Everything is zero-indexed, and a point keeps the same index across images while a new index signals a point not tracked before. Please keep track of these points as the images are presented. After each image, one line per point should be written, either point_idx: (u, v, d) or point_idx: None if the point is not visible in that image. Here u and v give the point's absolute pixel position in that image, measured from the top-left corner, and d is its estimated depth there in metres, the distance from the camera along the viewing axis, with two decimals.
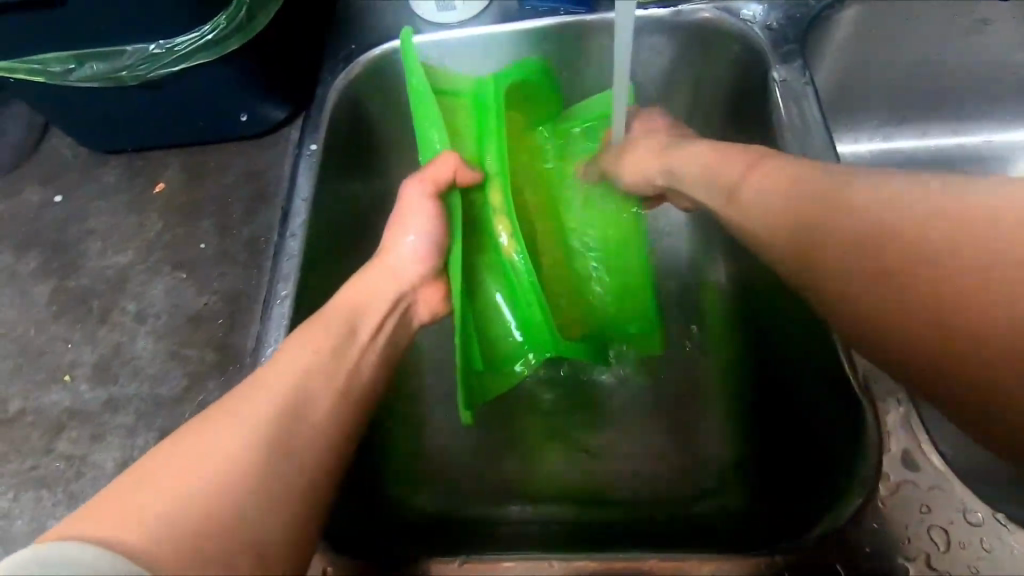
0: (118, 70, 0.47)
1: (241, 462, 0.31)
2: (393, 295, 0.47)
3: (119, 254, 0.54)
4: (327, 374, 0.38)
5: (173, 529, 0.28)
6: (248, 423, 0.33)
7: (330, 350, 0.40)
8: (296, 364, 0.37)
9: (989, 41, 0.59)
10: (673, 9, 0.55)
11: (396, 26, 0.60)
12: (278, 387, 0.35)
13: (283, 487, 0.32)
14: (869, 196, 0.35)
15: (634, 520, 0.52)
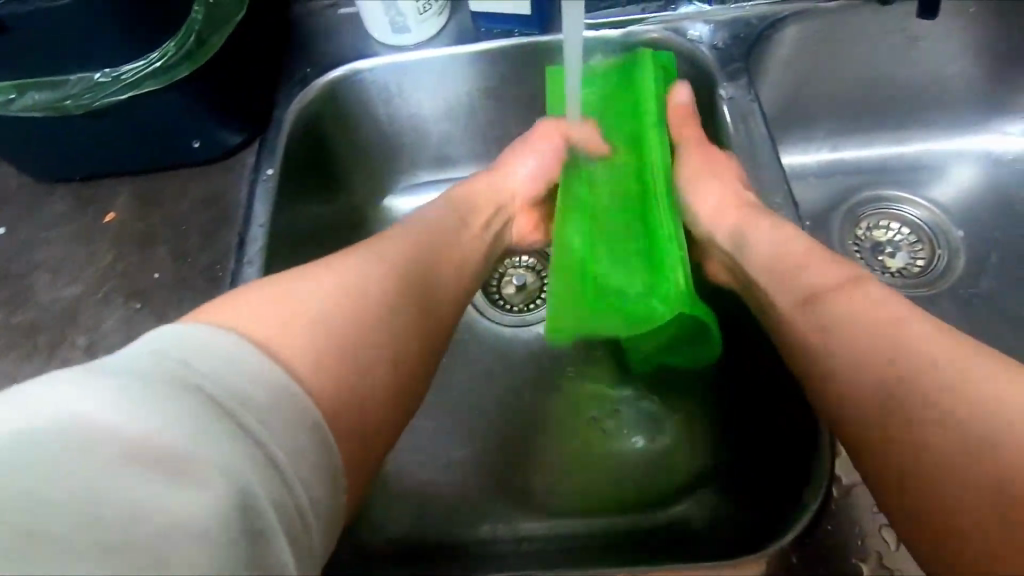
0: (61, 99, 0.46)
1: (350, 304, 0.39)
2: (490, 207, 0.55)
3: (71, 286, 0.52)
4: (425, 256, 0.46)
5: (317, 337, 0.36)
6: (358, 274, 0.41)
7: (427, 240, 0.47)
8: (401, 242, 0.45)
9: (922, 57, 0.62)
10: (623, 30, 0.57)
11: (355, 48, 0.60)
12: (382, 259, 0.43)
13: (399, 350, 0.40)
14: (947, 343, 0.36)
15: (622, 529, 0.53)
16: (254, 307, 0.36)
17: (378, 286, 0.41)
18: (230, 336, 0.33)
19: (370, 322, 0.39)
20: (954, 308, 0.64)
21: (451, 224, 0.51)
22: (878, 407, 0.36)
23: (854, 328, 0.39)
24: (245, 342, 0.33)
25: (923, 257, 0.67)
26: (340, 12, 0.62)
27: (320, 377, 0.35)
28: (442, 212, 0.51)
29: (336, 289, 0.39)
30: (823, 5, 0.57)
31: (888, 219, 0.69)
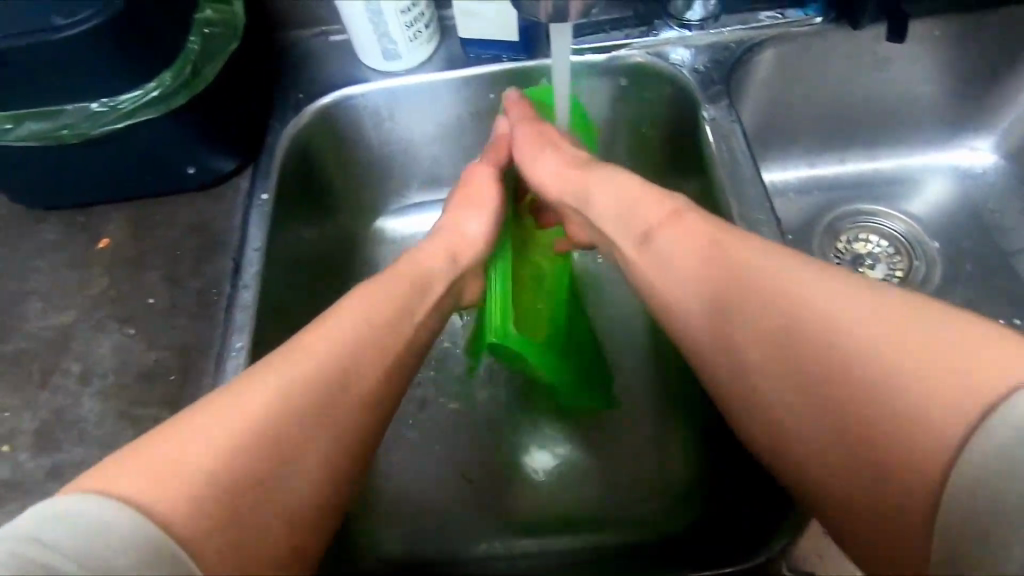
0: (59, 129, 0.47)
1: (268, 415, 0.36)
2: (446, 280, 0.51)
3: (63, 313, 0.52)
4: (354, 351, 0.41)
5: (217, 470, 0.33)
6: (267, 397, 0.36)
7: (359, 333, 0.42)
8: (319, 343, 0.40)
9: (892, 77, 0.65)
10: (607, 55, 0.59)
11: (346, 75, 0.62)
12: (292, 367, 0.38)
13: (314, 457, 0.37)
14: (807, 293, 0.38)
15: (626, 545, 0.54)
16: (152, 463, 0.33)
17: (289, 399, 0.37)
18: (95, 498, 0.31)
19: (277, 445, 0.35)
20: None
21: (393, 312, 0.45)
22: (787, 382, 0.37)
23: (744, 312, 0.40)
24: (120, 505, 0.31)
25: (901, 268, 0.69)
26: (330, 40, 0.64)
27: (209, 517, 0.32)
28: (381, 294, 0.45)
29: (234, 419, 0.35)
30: (796, 30, 0.60)
31: (867, 232, 0.71)
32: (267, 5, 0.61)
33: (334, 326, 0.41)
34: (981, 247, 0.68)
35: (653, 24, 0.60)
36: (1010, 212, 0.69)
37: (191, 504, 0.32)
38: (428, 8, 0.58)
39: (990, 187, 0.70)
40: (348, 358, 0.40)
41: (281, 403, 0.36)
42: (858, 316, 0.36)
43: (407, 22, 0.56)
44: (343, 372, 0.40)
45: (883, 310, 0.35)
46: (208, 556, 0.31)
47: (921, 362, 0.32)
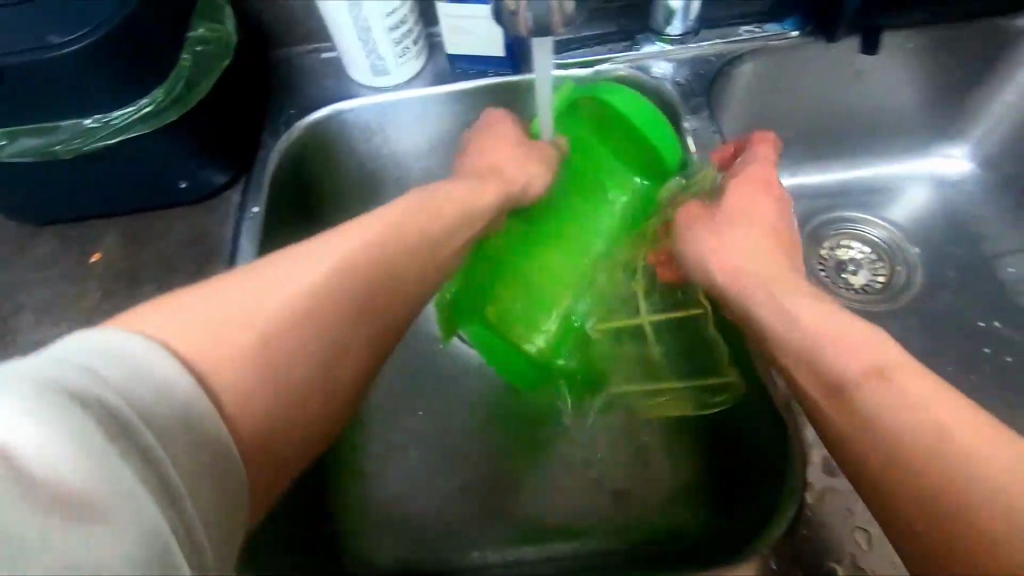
0: (52, 144, 0.47)
1: (309, 297, 0.36)
2: (487, 205, 0.49)
3: (57, 326, 0.53)
4: (390, 248, 0.41)
5: (259, 333, 0.34)
6: (305, 278, 0.36)
7: (393, 243, 0.42)
8: (355, 242, 0.40)
9: (869, 87, 0.67)
10: (591, 70, 0.61)
11: (337, 91, 0.63)
12: (330, 260, 0.38)
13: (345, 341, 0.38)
14: (894, 356, 0.36)
15: (619, 549, 0.54)
16: (199, 313, 0.33)
17: (328, 281, 0.37)
18: (147, 345, 0.29)
19: (310, 332, 0.36)
20: (915, 321, 0.67)
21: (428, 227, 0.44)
22: (878, 431, 0.34)
23: (791, 323, 0.40)
24: (165, 352, 0.30)
25: (884, 273, 0.70)
26: (322, 56, 0.65)
27: (251, 373, 0.33)
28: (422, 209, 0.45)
29: (275, 297, 0.35)
30: (773, 43, 0.61)
31: (850, 238, 0.73)
32: (259, 23, 0.62)
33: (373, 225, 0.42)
34: (960, 253, 0.70)
35: (636, 39, 0.62)
36: (987, 218, 0.71)
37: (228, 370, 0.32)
38: (417, 24, 0.59)
39: (968, 194, 0.72)
40: (388, 253, 0.41)
41: (324, 282, 0.37)
42: (938, 392, 0.34)
43: (396, 39, 0.58)
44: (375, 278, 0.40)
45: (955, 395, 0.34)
46: (242, 418, 0.32)
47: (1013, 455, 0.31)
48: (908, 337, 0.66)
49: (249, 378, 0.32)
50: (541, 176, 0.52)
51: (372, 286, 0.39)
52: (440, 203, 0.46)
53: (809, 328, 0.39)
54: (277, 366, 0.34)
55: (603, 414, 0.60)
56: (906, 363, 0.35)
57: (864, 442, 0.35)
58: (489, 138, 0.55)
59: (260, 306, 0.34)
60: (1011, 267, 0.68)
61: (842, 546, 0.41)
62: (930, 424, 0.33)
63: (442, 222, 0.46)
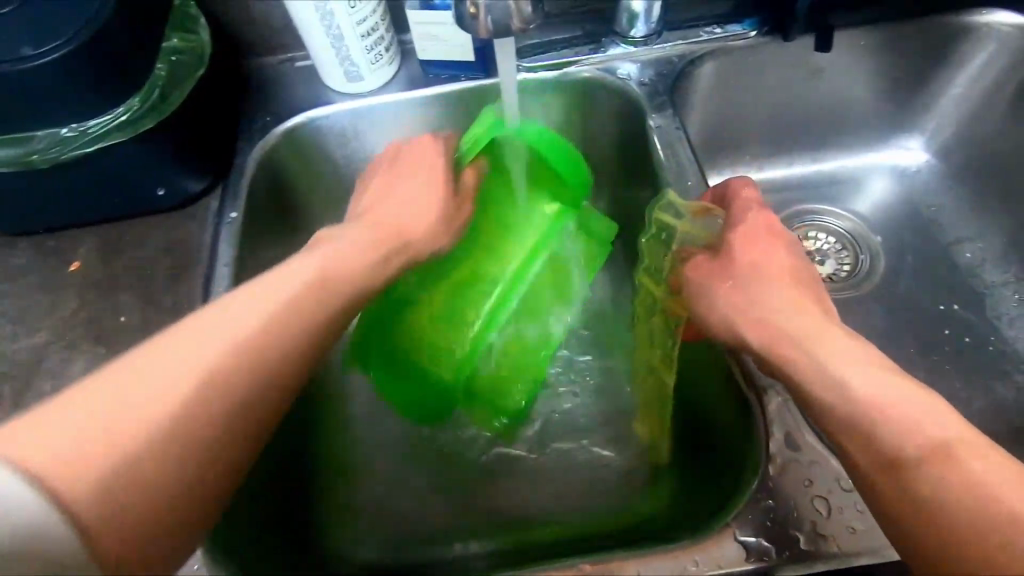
0: (28, 154, 0.48)
1: (185, 385, 0.33)
2: (379, 264, 0.46)
3: (35, 336, 0.53)
4: (277, 319, 0.38)
5: (121, 443, 0.30)
6: (177, 366, 0.33)
7: (283, 318, 0.38)
8: (227, 328, 0.36)
9: (826, 84, 0.70)
10: (559, 72, 0.63)
11: (311, 98, 0.64)
12: (204, 354, 0.34)
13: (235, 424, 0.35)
14: (909, 390, 0.35)
15: (594, 534, 0.55)
16: (55, 426, 0.30)
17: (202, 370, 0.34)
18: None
19: (190, 412, 0.33)
20: (878, 307, 0.70)
21: (326, 298, 0.42)
22: (896, 467, 0.33)
23: (800, 350, 0.39)
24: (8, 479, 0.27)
25: (849, 261, 0.73)
26: (296, 65, 0.67)
27: (122, 488, 0.30)
28: (315, 278, 0.42)
29: (136, 397, 0.32)
30: (732, 43, 0.64)
31: (815, 230, 0.76)
32: (233, 34, 0.64)
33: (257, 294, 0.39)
34: (918, 241, 0.73)
35: (602, 42, 0.65)
36: (944, 206, 0.74)
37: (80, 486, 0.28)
38: (388, 32, 0.61)
39: (924, 184, 0.75)
40: (270, 325, 0.37)
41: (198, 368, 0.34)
42: (950, 423, 0.33)
43: (367, 46, 0.59)
44: (261, 353, 0.37)
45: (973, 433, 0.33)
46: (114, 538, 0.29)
47: None
48: (871, 323, 0.69)
49: (118, 492, 0.29)
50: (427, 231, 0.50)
51: (257, 363, 0.36)
52: (331, 268, 0.43)
53: (874, 397, 0.35)
54: (134, 471, 0.30)
55: (581, 406, 0.62)
56: (974, 437, 0.33)
57: (883, 483, 0.34)
58: (387, 180, 0.52)
59: (123, 405, 0.31)
60: (968, 252, 0.71)
61: (802, 514, 0.41)
62: (999, 507, 0.30)
63: (339, 286, 0.43)
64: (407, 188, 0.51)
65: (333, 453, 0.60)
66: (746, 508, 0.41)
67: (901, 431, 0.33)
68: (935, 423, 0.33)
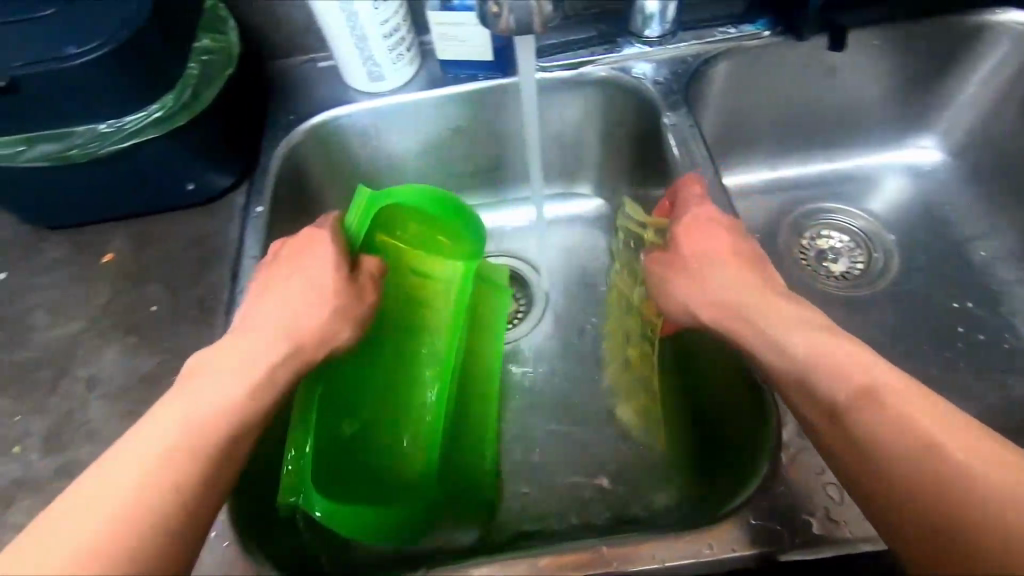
0: (68, 149, 0.50)
1: (108, 528, 0.31)
2: (280, 357, 0.42)
3: (71, 324, 0.55)
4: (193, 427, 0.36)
5: None
6: (90, 519, 0.31)
7: (163, 478, 0.33)
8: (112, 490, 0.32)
9: (840, 83, 0.70)
10: (574, 71, 0.65)
11: (334, 97, 0.66)
12: (74, 540, 0.31)
13: (185, 536, 0.33)
14: (849, 345, 0.38)
15: (609, 522, 0.56)
16: None
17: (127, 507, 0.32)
18: None
19: (127, 550, 0.31)
20: (892, 304, 0.70)
21: (203, 456, 0.35)
22: (842, 417, 0.35)
23: (747, 315, 0.43)
24: None
25: (862, 260, 0.74)
26: (319, 66, 0.69)
27: None
28: (186, 433, 0.35)
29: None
30: (745, 43, 0.65)
31: (828, 228, 0.76)
32: (259, 36, 0.66)
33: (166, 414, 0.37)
34: (932, 239, 0.73)
35: (617, 42, 0.66)
36: (958, 205, 0.74)
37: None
38: (410, 32, 0.63)
39: (938, 182, 0.75)
40: (184, 435, 0.35)
41: (118, 502, 0.32)
42: (886, 371, 0.36)
43: (390, 46, 0.61)
44: (147, 524, 0.32)
45: (911, 383, 0.35)
46: None
47: (968, 436, 0.32)
48: (884, 320, 0.69)
49: None
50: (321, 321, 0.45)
51: (126, 555, 0.31)
52: (237, 367, 0.40)
53: (816, 356, 0.38)
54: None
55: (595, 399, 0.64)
56: (909, 388, 0.35)
57: (833, 434, 0.36)
58: (280, 271, 0.47)
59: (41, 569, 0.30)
60: (983, 250, 0.71)
61: (814, 500, 0.42)
62: (930, 446, 0.32)
63: (252, 368, 0.40)
64: (294, 290, 0.46)
65: None
66: (760, 495, 0.42)
67: (832, 378, 0.37)
68: (868, 372, 0.36)
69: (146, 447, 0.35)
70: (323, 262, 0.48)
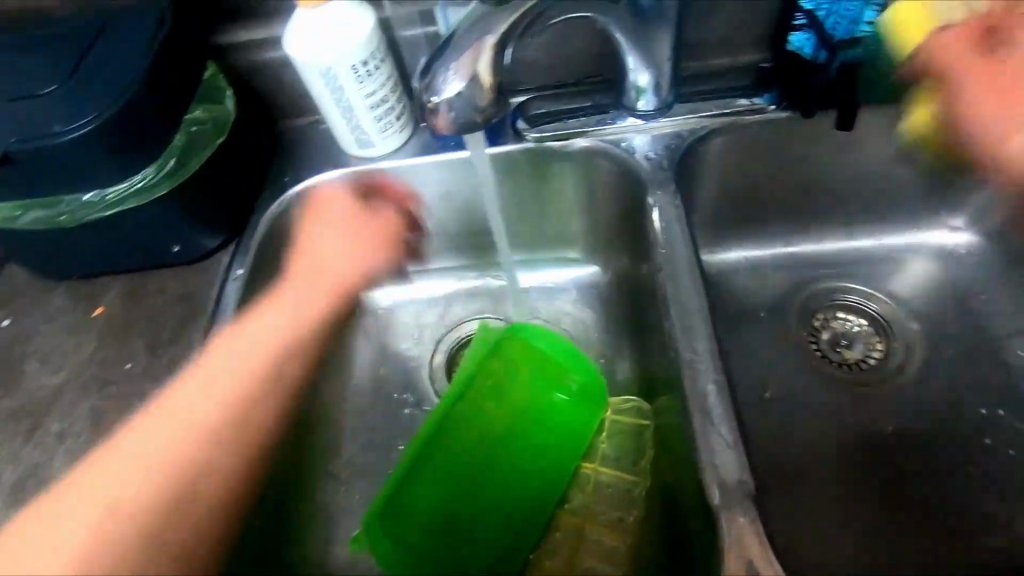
0: (58, 216, 0.54)
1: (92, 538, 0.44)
2: (307, 316, 0.61)
3: (57, 374, 0.58)
4: (202, 420, 0.51)
5: (71, 562, 0.43)
6: (107, 478, 0.46)
7: (193, 450, 0.50)
8: (207, 398, 0.52)
9: (858, 158, 0.66)
10: (563, 142, 0.63)
11: (328, 160, 0.68)
12: (74, 529, 0.44)
13: (162, 495, 0.47)
14: None
15: None
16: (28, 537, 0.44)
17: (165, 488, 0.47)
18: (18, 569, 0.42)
19: (111, 548, 0.44)
20: (909, 402, 0.63)
21: (233, 412, 0.53)
22: None
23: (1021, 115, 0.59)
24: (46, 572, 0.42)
25: (879, 348, 0.68)
26: (320, 128, 0.70)
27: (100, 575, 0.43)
28: (259, 373, 0.56)
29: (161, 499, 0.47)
30: (748, 116, 0.62)
31: (844, 310, 0.70)
32: (264, 100, 0.69)
33: (186, 394, 0.52)
34: (963, 331, 0.66)
35: (609, 113, 0.64)
36: (995, 294, 0.67)
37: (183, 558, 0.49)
38: (400, 101, 0.63)
39: (972, 267, 0.69)
40: (192, 414, 0.51)
41: (139, 471, 0.47)
42: None
43: (377, 115, 0.62)
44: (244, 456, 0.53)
45: None
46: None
47: None
48: (900, 421, 0.63)
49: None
50: (352, 275, 0.67)
51: (109, 541, 0.44)
52: (226, 374, 0.54)
53: None
54: (172, 520, 0.47)
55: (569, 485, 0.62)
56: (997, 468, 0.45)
57: None
58: (302, 213, 0.66)
59: (50, 532, 0.44)
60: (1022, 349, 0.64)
61: None
62: None
63: (244, 375, 0.55)
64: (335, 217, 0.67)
65: (306, 505, 0.63)
66: None
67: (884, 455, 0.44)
68: None
69: (182, 407, 0.51)
70: (369, 262, 0.69)
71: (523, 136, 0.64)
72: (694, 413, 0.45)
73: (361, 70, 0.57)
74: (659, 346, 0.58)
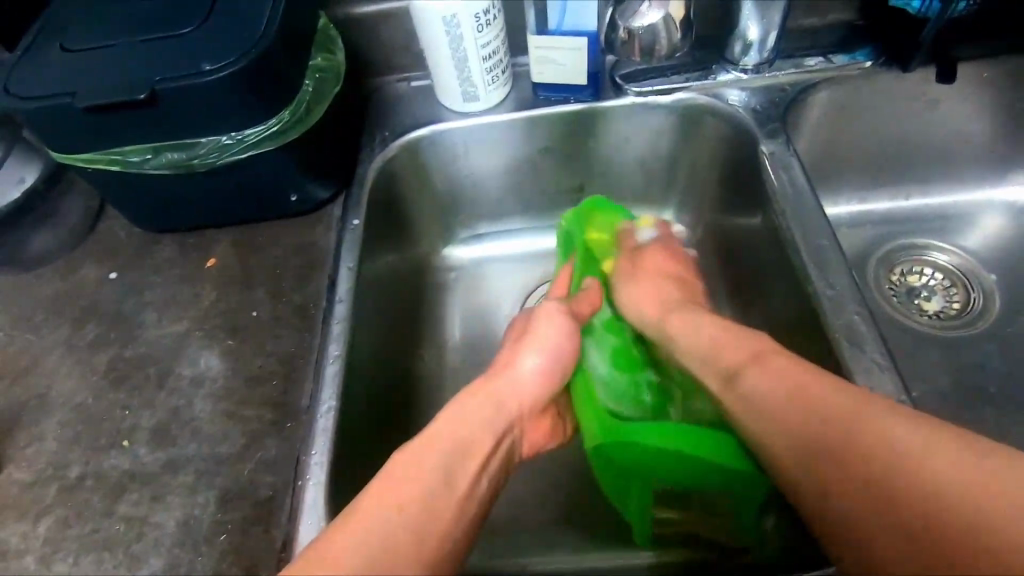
0: (191, 158, 0.53)
1: (412, 495, 0.39)
2: (488, 420, 0.48)
3: (176, 324, 0.57)
4: (427, 460, 0.42)
5: (391, 540, 0.37)
6: (364, 517, 0.38)
7: (409, 493, 0.40)
8: (422, 461, 0.42)
9: (940, 116, 0.68)
10: (669, 96, 0.65)
11: (428, 116, 0.68)
12: (368, 531, 0.37)
13: (396, 531, 0.37)
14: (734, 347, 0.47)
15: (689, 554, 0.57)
16: (349, 539, 0.36)
17: (398, 502, 0.39)
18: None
19: (404, 513, 0.38)
20: (994, 349, 0.67)
21: (399, 522, 0.38)
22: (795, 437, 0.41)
23: None
24: None
25: (959, 299, 0.71)
26: (413, 84, 0.70)
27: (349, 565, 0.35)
28: (446, 445, 0.44)
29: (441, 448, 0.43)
30: (847, 73, 0.64)
31: (921, 264, 0.73)
32: (360, 54, 0.68)
33: (416, 455, 0.42)
34: None
35: (711, 67, 0.66)
36: None
37: (371, 532, 0.37)
38: (506, 54, 0.64)
39: None
40: (401, 486, 0.40)
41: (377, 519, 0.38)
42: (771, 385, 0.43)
43: (488, 68, 0.62)
44: (416, 506, 0.39)
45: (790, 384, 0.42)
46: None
47: (822, 429, 0.39)
48: (987, 364, 0.66)
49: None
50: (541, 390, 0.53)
51: (388, 537, 0.37)
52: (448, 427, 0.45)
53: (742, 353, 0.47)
54: (405, 515, 0.38)
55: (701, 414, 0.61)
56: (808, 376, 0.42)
57: (811, 427, 0.40)
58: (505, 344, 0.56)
59: (366, 514, 0.38)
60: None
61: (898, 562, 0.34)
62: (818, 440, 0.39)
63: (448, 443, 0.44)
64: (544, 341, 0.54)
65: None
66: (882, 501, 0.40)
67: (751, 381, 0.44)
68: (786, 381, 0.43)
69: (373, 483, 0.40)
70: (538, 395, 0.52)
71: (623, 91, 0.66)
72: (840, 342, 0.49)
73: (483, 18, 0.57)
74: (778, 292, 0.59)
